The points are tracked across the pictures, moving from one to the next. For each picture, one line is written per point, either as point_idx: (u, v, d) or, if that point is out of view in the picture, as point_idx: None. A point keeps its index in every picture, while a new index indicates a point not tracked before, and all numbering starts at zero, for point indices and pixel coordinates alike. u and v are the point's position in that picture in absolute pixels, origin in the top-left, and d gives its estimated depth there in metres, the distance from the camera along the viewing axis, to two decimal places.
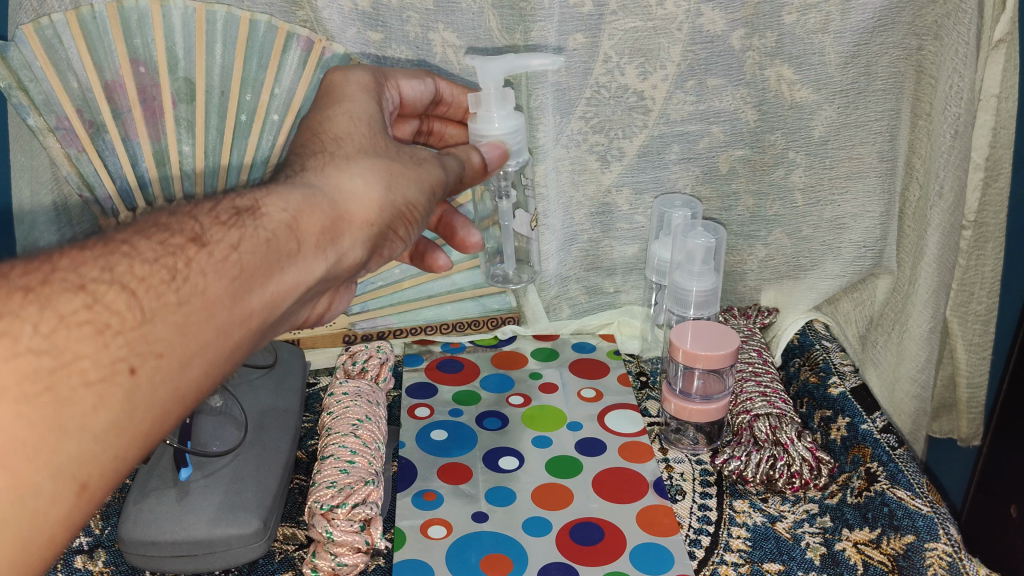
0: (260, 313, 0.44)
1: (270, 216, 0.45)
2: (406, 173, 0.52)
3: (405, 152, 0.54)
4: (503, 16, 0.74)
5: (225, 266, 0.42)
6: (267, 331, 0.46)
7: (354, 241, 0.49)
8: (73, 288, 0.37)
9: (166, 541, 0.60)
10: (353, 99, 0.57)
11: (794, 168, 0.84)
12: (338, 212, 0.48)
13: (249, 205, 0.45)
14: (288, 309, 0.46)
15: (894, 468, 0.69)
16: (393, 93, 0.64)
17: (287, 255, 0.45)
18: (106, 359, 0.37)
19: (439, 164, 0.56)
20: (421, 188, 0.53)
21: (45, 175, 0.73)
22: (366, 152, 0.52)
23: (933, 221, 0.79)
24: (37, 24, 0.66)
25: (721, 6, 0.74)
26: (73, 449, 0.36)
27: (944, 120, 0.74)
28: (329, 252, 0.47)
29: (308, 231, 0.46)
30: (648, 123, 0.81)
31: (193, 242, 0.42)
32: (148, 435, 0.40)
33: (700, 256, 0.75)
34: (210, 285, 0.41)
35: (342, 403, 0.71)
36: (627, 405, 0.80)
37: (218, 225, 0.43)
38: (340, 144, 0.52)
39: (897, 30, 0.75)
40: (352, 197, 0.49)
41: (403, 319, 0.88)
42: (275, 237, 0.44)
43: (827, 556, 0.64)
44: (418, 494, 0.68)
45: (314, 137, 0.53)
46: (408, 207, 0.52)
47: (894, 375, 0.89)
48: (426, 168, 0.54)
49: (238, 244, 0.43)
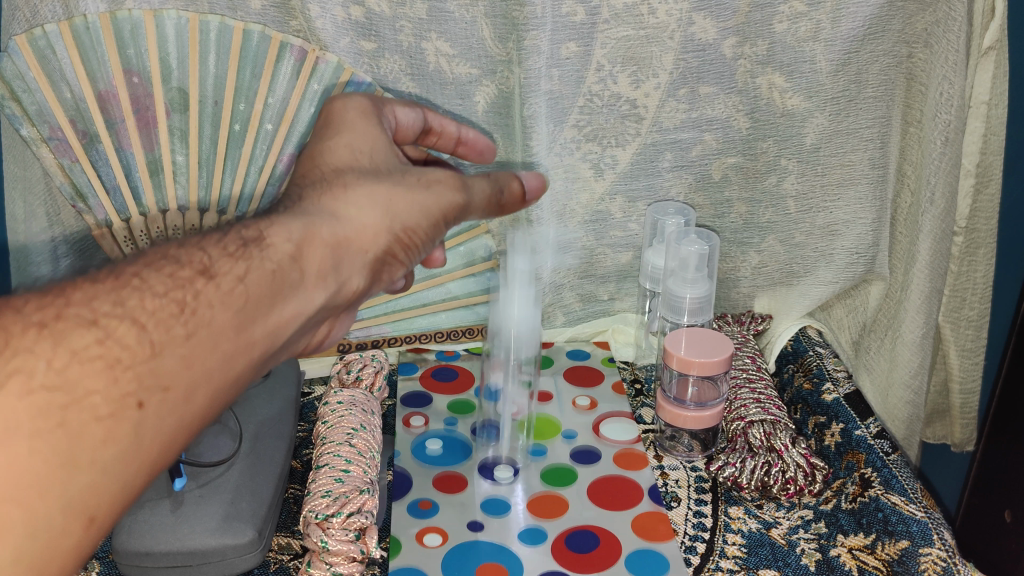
0: (262, 342, 0.44)
1: (276, 246, 0.45)
2: (411, 200, 0.52)
3: (412, 175, 0.53)
4: (496, 25, 0.75)
5: (231, 297, 0.42)
6: (269, 359, 0.46)
7: (354, 268, 0.49)
8: (86, 323, 0.38)
9: (160, 551, 0.59)
10: (353, 126, 0.55)
11: (786, 175, 0.84)
12: (341, 240, 0.48)
13: (254, 235, 0.45)
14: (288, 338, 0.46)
15: (888, 473, 0.69)
16: (390, 120, 0.61)
17: (290, 287, 0.45)
18: (116, 394, 0.37)
19: (458, 184, 0.55)
20: (425, 213, 0.53)
21: (39, 186, 0.74)
22: (371, 180, 0.51)
23: (926, 227, 0.79)
24: (31, 35, 0.66)
25: (713, 15, 0.75)
26: (83, 482, 0.36)
27: (935, 127, 0.75)
28: (329, 282, 0.47)
29: (310, 262, 0.46)
30: (640, 131, 0.82)
31: (201, 274, 0.42)
32: (154, 464, 0.40)
33: (693, 262, 0.75)
34: (216, 317, 0.41)
35: (337, 412, 0.70)
36: (621, 412, 0.80)
37: (226, 257, 0.43)
38: (342, 176, 0.51)
39: (887, 39, 0.76)
40: (355, 223, 0.49)
41: (397, 327, 0.87)
42: (280, 268, 0.44)
43: (822, 562, 0.64)
44: (413, 503, 0.68)
45: (312, 166, 0.52)
46: (408, 232, 0.52)
47: (887, 381, 0.88)
48: (435, 192, 0.53)
49: (244, 275, 0.43)
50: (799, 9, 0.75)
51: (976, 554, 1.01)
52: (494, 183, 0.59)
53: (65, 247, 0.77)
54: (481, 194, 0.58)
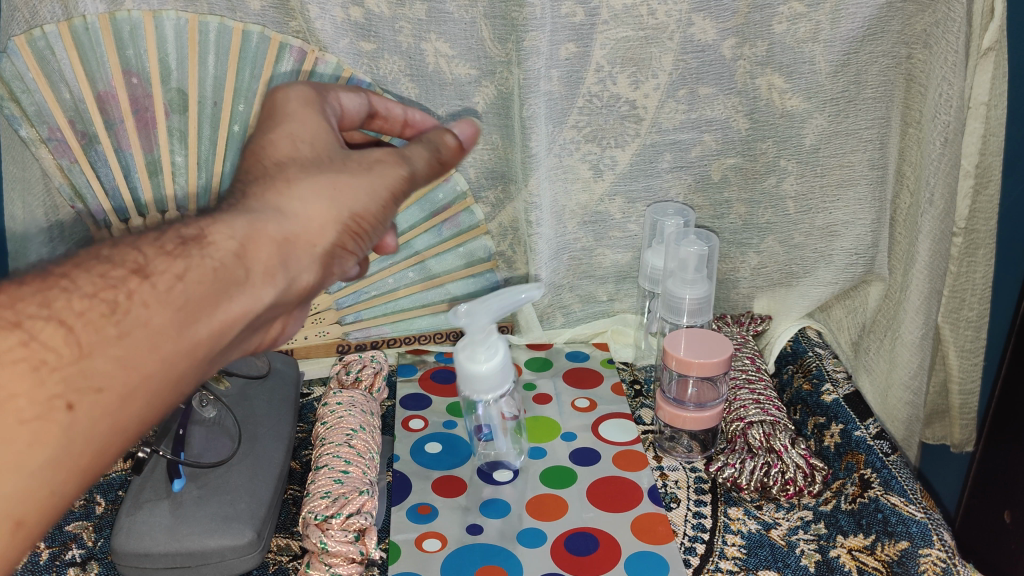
0: (207, 342, 0.42)
1: (217, 244, 0.43)
2: (355, 182, 0.48)
3: (351, 159, 0.50)
4: (495, 26, 0.75)
5: (168, 297, 0.40)
6: (218, 359, 0.44)
7: (304, 264, 0.46)
8: (8, 325, 0.37)
9: (159, 552, 0.59)
10: (291, 115, 0.51)
11: (786, 176, 0.84)
12: (287, 236, 0.45)
13: (194, 234, 0.43)
14: (237, 337, 0.44)
15: (887, 474, 0.69)
16: (334, 106, 0.58)
17: (236, 285, 0.43)
18: (41, 396, 0.36)
19: (398, 159, 0.51)
20: (374, 195, 0.49)
21: (38, 186, 0.74)
22: (312, 169, 0.48)
23: (924, 229, 0.79)
24: (30, 35, 0.66)
25: (713, 16, 0.75)
26: (8, 489, 0.36)
27: (935, 128, 0.75)
28: (278, 279, 0.45)
29: (256, 258, 0.44)
30: (640, 132, 0.82)
31: (135, 273, 0.41)
32: (88, 468, 0.39)
33: (692, 264, 0.75)
34: (153, 317, 0.40)
35: (336, 413, 0.70)
36: (620, 413, 0.80)
37: (163, 256, 0.42)
38: (284, 169, 0.48)
39: (887, 39, 0.76)
40: (302, 217, 0.46)
41: (396, 328, 0.88)
42: (222, 266, 0.43)
43: (822, 563, 0.64)
44: (412, 508, 0.68)
45: (255, 160, 0.49)
46: (359, 220, 0.49)
47: (886, 381, 0.88)
48: (378, 172, 0.50)
49: (182, 274, 0.41)
50: (799, 9, 0.75)
51: (976, 555, 1.01)
52: (432, 144, 0.54)
53: (64, 248, 0.77)
54: (424, 162, 0.53)
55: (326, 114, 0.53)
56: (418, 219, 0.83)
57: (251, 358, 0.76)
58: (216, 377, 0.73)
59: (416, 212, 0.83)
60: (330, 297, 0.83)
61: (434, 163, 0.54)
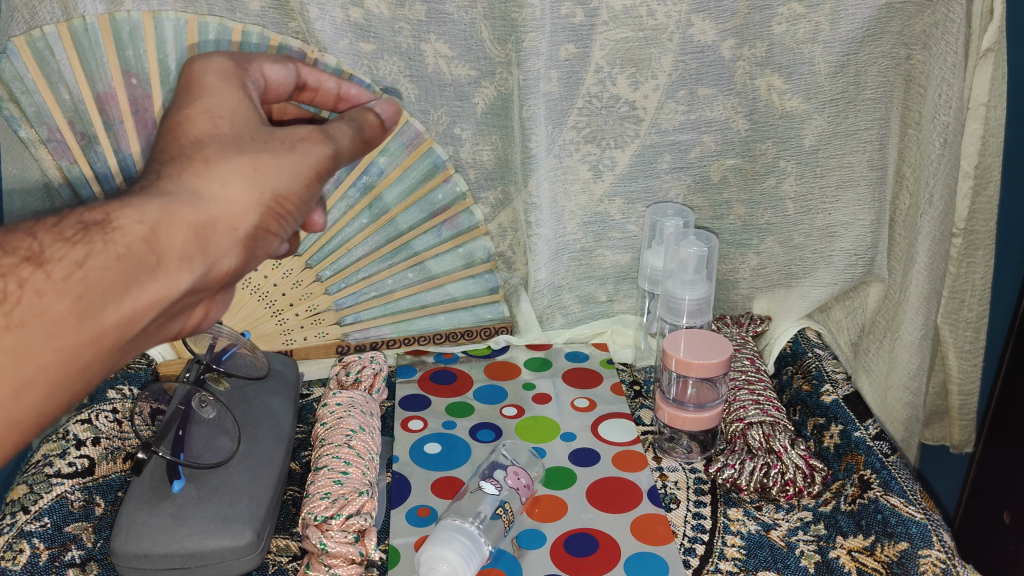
0: (115, 332, 0.37)
1: (125, 229, 0.37)
2: (277, 161, 0.42)
3: (274, 135, 0.43)
4: (495, 27, 0.75)
5: (65, 285, 0.35)
6: (127, 352, 0.39)
7: (226, 250, 0.41)
8: None
9: (158, 553, 0.59)
10: (206, 87, 0.44)
11: (785, 176, 0.84)
12: (205, 220, 0.39)
13: (98, 217, 0.37)
14: (148, 329, 0.39)
15: (887, 475, 0.69)
16: (258, 79, 0.49)
17: (148, 270, 0.37)
18: None
19: (324, 137, 0.45)
20: (299, 176, 0.43)
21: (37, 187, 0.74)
22: (231, 147, 0.42)
23: (923, 229, 0.79)
24: (29, 36, 0.67)
25: (712, 17, 0.76)
26: None
27: (934, 128, 0.75)
28: (196, 265, 0.39)
29: (170, 244, 0.38)
30: (639, 132, 0.82)
31: (28, 261, 0.35)
32: None
33: (692, 264, 0.75)
34: (48, 306, 0.35)
35: (336, 414, 0.70)
36: (620, 413, 0.80)
37: (61, 241, 0.36)
38: (201, 148, 0.41)
39: (886, 40, 0.77)
40: (222, 198, 0.40)
41: (395, 329, 0.87)
42: (130, 251, 0.37)
43: (821, 564, 0.64)
44: (412, 510, 0.68)
45: (170, 139, 0.42)
46: (286, 200, 0.43)
47: (886, 382, 0.87)
48: (303, 150, 0.44)
49: (83, 260, 0.36)
50: (798, 10, 0.75)
51: (979, 559, 1.00)
52: (355, 123, 0.48)
53: None
54: (350, 141, 0.47)
55: (248, 89, 0.45)
56: (418, 220, 0.83)
57: (251, 359, 0.75)
58: (216, 378, 0.74)
59: (416, 212, 0.83)
60: (329, 297, 0.84)
61: (359, 142, 0.48)
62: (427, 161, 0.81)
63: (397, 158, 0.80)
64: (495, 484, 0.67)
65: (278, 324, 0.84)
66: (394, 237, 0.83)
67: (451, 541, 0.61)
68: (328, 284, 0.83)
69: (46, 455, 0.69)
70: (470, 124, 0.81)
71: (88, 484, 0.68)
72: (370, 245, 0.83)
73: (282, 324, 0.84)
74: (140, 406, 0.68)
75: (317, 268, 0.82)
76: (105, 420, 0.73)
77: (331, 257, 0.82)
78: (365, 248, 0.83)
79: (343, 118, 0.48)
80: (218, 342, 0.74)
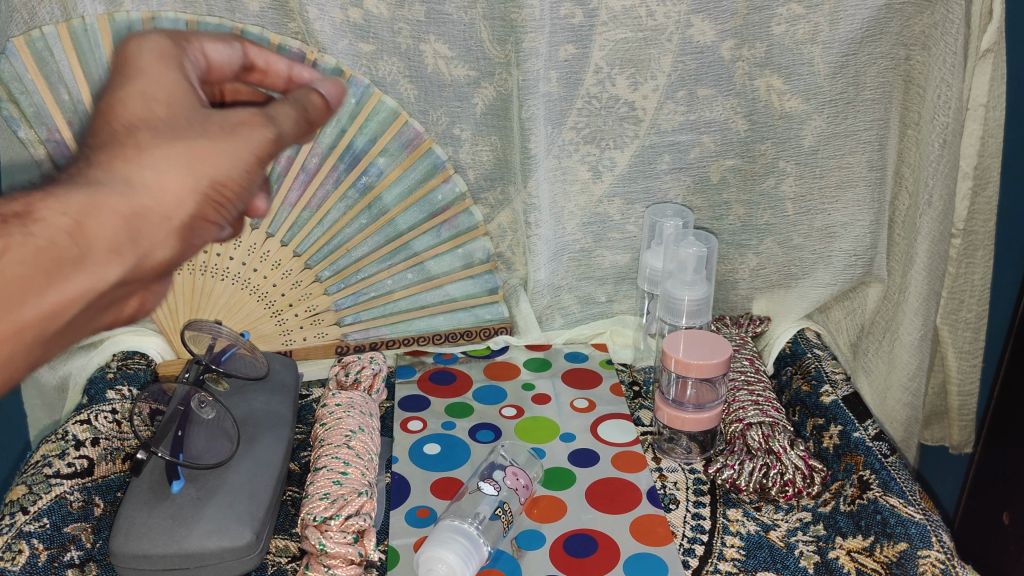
0: (35, 329, 0.34)
1: (47, 221, 0.34)
2: (215, 147, 0.40)
3: (211, 118, 0.40)
4: (495, 28, 0.76)
5: None
6: (53, 349, 0.36)
7: (158, 240, 0.38)
8: None
9: (158, 554, 0.59)
10: (140, 69, 0.41)
11: (784, 177, 0.84)
12: (136, 210, 0.37)
13: (15, 208, 0.34)
14: (71, 326, 0.36)
15: (886, 475, 0.68)
16: (199, 60, 0.47)
17: (71, 263, 0.35)
18: None
19: (265, 121, 0.42)
20: (239, 162, 0.40)
21: None
22: (167, 132, 0.39)
23: (923, 230, 0.79)
24: (29, 37, 0.67)
25: (711, 17, 0.76)
26: None
27: (933, 129, 0.75)
28: (126, 258, 0.37)
29: (95, 236, 0.36)
30: (639, 133, 0.82)
31: None
32: None
33: (691, 264, 0.75)
34: None
35: (335, 414, 0.70)
36: (619, 414, 0.80)
37: None
38: (134, 132, 0.39)
39: (885, 41, 0.77)
40: (153, 188, 0.38)
41: (395, 330, 0.87)
42: (49, 245, 0.34)
43: (821, 564, 0.64)
44: (412, 511, 0.68)
45: (102, 122, 0.39)
46: (222, 188, 0.40)
47: (885, 382, 0.87)
48: (242, 136, 0.41)
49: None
50: (797, 11, 0.75)
51: (981, 562, 0.99)
52: (299, 102, 0.45)
53: None
54: (294, 123, 0.44)
55: (186, 70, 0.43)
56: (417, 220, 0.83)
57: (250, 359, 0.75)
58: (215, 379, 0.74)
59: (415, 212, 0.83)
60: (329, 297, 0.84)
61: (302, 125, 0.45)
62: (427, 162, 0.81)
63: (397, 158, 0.80)
64: (494, 484, 0.67)
65: (278, 325, 0.84)
66: (393, 238, 0.83)
67: (449, 541, 0.61)
68: (327, 285, 0.83)
69: (45, 456, 0.69)
70: (470, 124, 0.82)
71: (88, 484, 0.68)
72: (370, 245, 0.83)
73: (281, 324, 0.84)
74: (139, 406, 0.67)
75: (316, 268, 0.82)
76: (104, 420, 0.73)
77: (330, 257, 0.82)
78: (365, 249, 0.83)
79: (285, 99, 0.45)
80: (217, 343, 0.74)
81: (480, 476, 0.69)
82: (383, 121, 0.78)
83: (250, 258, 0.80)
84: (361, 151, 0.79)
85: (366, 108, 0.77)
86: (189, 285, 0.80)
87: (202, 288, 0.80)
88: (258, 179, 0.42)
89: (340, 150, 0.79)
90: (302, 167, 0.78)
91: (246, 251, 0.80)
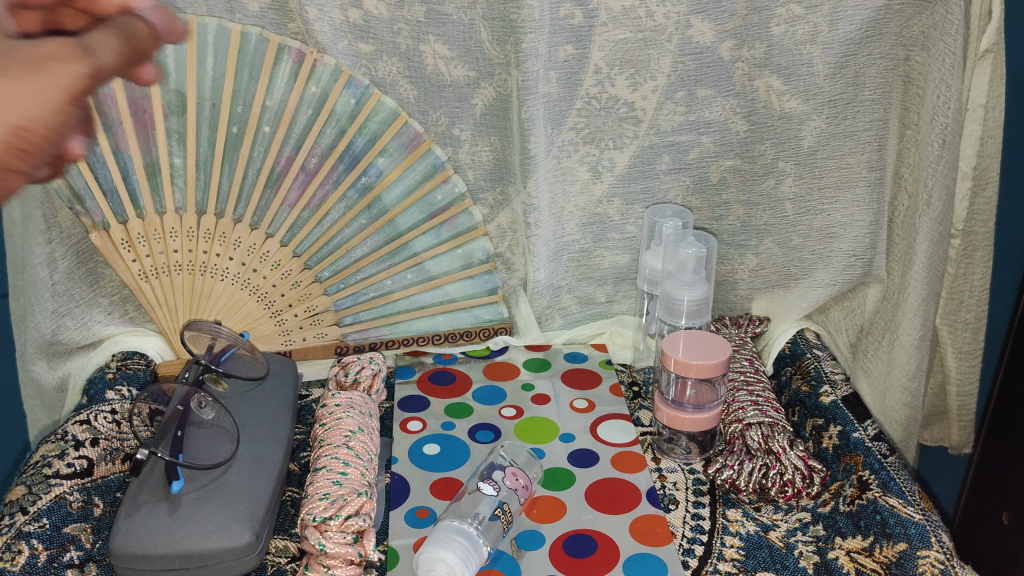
0: None
1: None
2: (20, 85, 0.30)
3: (8, 56, 0.31)
4: (494, 28, 0.76)
5: None
6: None
7: None
8: None
9: (157, 554, 0.59)
10: None
11: (784, 177, 0.85)
12: None
13: None
14: None
15: (886, 475, 0.68)
16: None
17: None
18: None
19: (79, 53, 0.32)
20: (51, 104, 0.31)
21: (36, 188, 0.75)
22: None
23: (922, 230, 0.79)
24: None
25: (710, 18, 0.76)
26: None
27: (932, 129, 0.75)
28: None
29: None
30: (638, 133, 0.82)
31: None
32: None
33: (690, 265, 0.75)
34: None
35: (335, 415, 0.70)
36: (619, 414, 0.80)
37: None
38: None
39: (885, 41, 0.77)
40: None
41: (394, 330, 0.86)
42: None
43: (820, 564, 0.64)
44: (411, 511, 0.68)
45: None
46: (25, 134, 0.31)
47: (885, 383, 0.87)
48: (50, 73, 0.31)
49: None
50: (797, 11, 0.75)
51: (981, 563, 0.99)
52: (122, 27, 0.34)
53: (62, 250, 0.78)
54: (119, 57, 0.33)
55: None
56: (417, 220, 0.83)
57: (250, 360, 0.75)
58: (215, 379, 0.73)
59: (415, 212, 0.83)
60: (328, 298, 0.84)
61: (130, 58, 0.34)
62: (426, 162, 0.81)
63: (396, 158, 0.80)
64: (494, 484, 0.67)
65: (278, 325, 0.84)
66: (393, 238, 0.83)
67: (449, 541, 0.61)
68: (327, 285, 0.83)
69: (45, 456, 0.69)
70: (469, 124, 0.82)
71: (87, 484, 0.68)
72: (370, 245, 0.83)
73: (281, 325, 0.84)
74: (139, 406, 0.66)
75: (316, 268, 0.82)
76: (104, 420, 0.73)
77: (330, 257, 0.82)
78: (364, 249, 0.83)
79: (106, 24, 0.34)
80: (217, 343, 0.74)
81: (479, 476, 0.69)
82: (382, 121, 0.79)
83: (250, 258, 0.80)
84: (361, 151, 0.79)
85: (366, 108, 0.78)
86: (189, 285, 0.79)
87: (202, 288, 0.80)
88: (77, 126, 0.33)
89: (339, 150, 0.79)
90: (302, 167, 0.78)
91: (246, 252, 0.80)
